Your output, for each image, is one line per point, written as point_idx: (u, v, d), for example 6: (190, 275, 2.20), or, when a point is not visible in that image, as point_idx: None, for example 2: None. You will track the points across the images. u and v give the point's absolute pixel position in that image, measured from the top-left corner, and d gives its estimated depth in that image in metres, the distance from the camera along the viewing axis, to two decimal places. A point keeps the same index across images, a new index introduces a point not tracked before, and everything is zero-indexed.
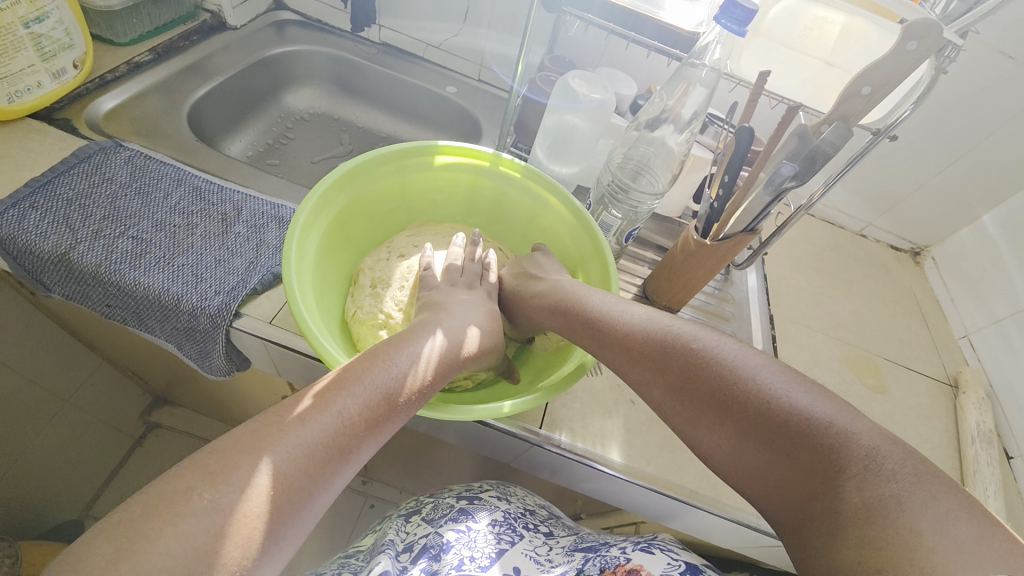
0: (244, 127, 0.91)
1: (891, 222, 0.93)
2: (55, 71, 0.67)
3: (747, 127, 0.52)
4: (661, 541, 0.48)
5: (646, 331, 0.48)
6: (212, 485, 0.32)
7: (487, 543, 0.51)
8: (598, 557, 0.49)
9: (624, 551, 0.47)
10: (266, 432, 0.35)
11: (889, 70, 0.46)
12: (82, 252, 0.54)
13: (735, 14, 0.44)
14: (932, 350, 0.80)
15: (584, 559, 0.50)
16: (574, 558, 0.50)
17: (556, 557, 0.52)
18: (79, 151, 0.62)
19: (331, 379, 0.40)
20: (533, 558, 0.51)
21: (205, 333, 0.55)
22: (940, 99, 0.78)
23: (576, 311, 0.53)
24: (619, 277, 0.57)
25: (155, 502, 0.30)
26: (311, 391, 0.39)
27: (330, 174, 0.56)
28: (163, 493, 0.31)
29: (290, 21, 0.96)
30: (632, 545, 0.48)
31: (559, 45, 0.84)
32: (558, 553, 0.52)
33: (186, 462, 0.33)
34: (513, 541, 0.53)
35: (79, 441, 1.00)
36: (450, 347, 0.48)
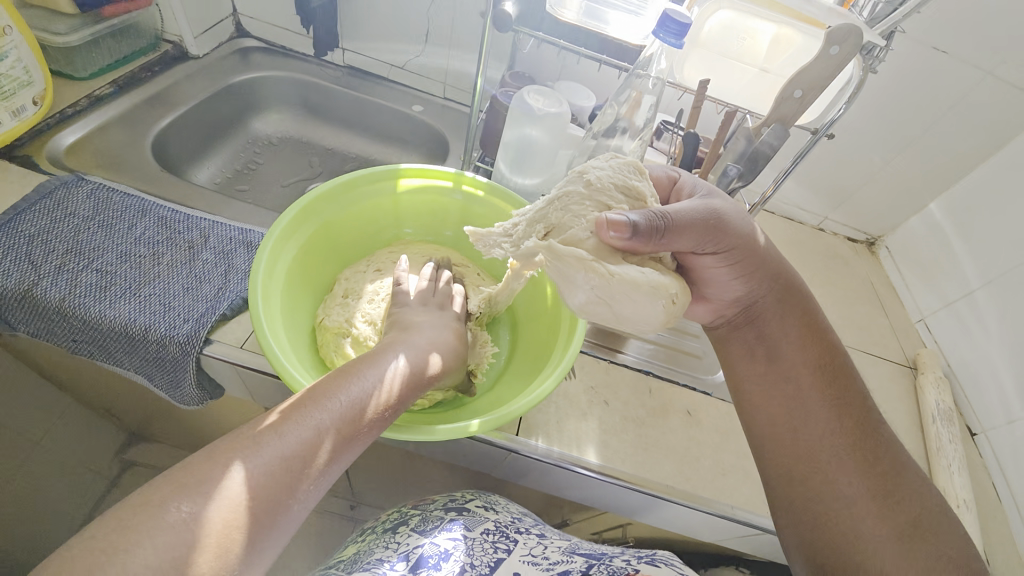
0: (210, 155, 0.91)
1: (846, 215, 0.97)
2: (14, 109, 0.67)
3: (693, 133, 0.59)
4: (661, 557, 0.51)
5: (866, 416, 0.50)
6: (168, 506, 0.32)
7: (484, 553, 0.50)
8: (602, 564, 0.49)
9: (629, 563, 0.49)
10: (271, 428, 0.37)
11: (818, 74, 0.50)
12: (45, 287, 0.53)
13: (670, 28, 0.48)
14: (891, 334, 0.84)
15: (586, 564, 0.50)
16: (574, 559, 0.51)
17: (556, 557, 0.51)
18: (39, 187, 0.61)
19: (331, 379, 0.42)
20: (532, 563, 0.50)
21: (174, 362, 0.55)
22: (879, 97, 0.83)
23: (811, 336, 0.53)
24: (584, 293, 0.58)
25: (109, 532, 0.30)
26: (312, 390, 0.41)
27: (321, 186, 0.58)
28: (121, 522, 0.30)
29: (253, 48, 0.98)
30: (637, 557, 0.51)
31: (518, 62, 0.86)
32: (554, 553, 0.52)
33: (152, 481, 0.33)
34: (509, 547, 0.52)
35: (52, 485, 0.97)
36: (436, 360, 0.50)
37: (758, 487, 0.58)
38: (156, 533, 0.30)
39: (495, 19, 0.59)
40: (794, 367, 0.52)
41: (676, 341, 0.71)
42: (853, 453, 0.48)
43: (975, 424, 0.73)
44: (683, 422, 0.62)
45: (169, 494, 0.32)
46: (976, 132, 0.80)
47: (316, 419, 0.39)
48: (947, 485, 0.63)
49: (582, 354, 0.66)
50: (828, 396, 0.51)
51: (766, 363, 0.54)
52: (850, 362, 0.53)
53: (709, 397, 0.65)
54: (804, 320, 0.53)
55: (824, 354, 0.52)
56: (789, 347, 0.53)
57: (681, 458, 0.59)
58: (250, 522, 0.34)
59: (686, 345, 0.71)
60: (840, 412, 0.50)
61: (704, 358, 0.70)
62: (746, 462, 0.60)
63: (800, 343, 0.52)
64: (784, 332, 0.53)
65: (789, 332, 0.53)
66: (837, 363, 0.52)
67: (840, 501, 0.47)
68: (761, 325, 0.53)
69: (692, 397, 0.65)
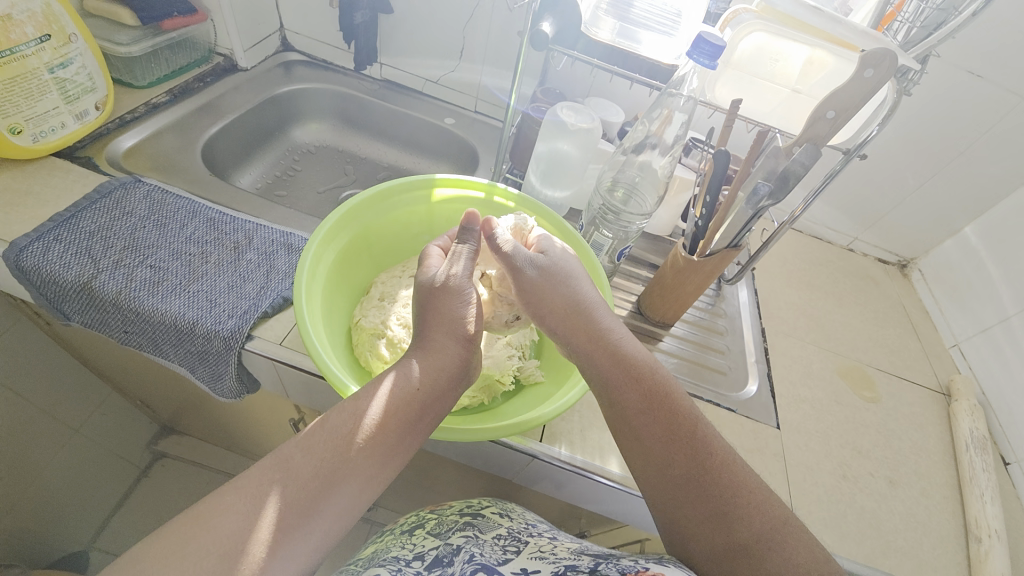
0: (253, 161, 0.95)
1: (876, 236, 0.96)
2: (78, 113, 0.71)
3: (722, 150, 0.56)
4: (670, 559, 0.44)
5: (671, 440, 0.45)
6: (223, 508, 0.36)
7: (496, 551, 0.49)
8: (610, 563, 0.44)
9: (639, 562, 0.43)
10: (266, 489, 0.38)
11: (852, 96, 0.50)
12: (104, 280, 0.57)
13: (705, 49, 0.49)
14: (924, 359, 0.82)
15: (595, 562, 0.45)
16: (582, 558, 0.46)
17: (564, 555, 0.47)
18: (101, 188, 0.66)
19: (365, 394, 0.44)
20: (541, 556, 0.47)
21: (217, 355, 0.57)
22: (911, 119, 0.82)
23: (597, 316, 0.50)
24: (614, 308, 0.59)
25: (174, 533, 0.35)
26: (347, 408, 0.43)
27: (361, 193, 0.61)
28: (184, 526, 0.36)
29: (296, 62, 1.03)
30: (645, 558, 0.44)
31: (550, 78, 0.89)
32: (564, 551, 0.48)
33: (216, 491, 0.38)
34: (520, 544, 0.50)
35: (86, 472, 1.01)
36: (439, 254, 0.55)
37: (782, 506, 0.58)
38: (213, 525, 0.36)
39: (531, 37, 0.60)
40: (582, 352, 0.49)
41: (701, 356, 0.71)
42: (676, 469, 0.44)
43: (1011, 454, 0.71)
44: None
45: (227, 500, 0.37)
46: (1013, 156, 0.79)
47: (313, 464, 0.40)
48: (978, 513, 0.61)
49: None
50: (648, 418, 0.46)
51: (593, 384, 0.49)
52: (667, 376, 0.48)
53: (733, 413, 0.65)
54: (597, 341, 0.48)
55: (603, 334, 0.49)
56: (579, 327, 0.49)
57: None
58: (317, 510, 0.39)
59: (711, 360, 0.71)
60: (634, 399, 0.46)
61: (728, 374, 0.70)
62: (771, 481, 0.59)
63: (590, 319, 0.49)
64: (568, 310, 0.50)
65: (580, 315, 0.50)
66: (597, 346, 0.48)
67: (685, 519, 0.43)
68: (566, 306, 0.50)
69: (716, 412, 0.64)
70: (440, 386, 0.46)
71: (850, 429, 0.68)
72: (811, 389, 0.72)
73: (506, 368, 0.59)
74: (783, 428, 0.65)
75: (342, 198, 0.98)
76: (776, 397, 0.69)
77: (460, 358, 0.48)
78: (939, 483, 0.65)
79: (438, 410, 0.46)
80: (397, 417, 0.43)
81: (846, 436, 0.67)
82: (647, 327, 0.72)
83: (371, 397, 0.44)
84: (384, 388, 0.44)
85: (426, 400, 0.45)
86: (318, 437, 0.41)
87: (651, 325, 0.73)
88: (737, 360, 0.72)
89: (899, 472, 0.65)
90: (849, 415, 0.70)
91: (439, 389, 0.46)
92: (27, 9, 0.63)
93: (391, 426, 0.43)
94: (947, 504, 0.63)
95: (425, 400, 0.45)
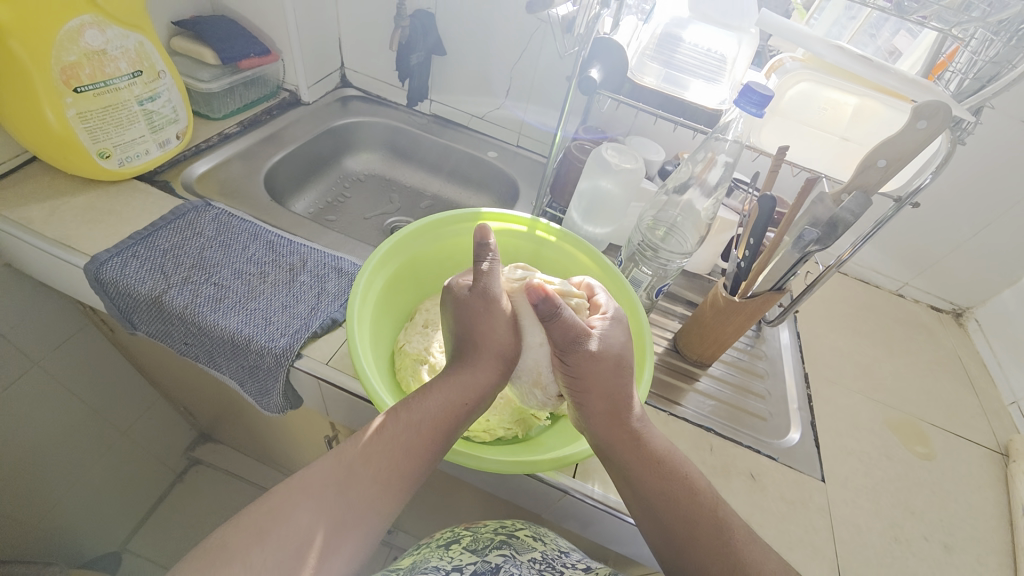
0: (308, 187, 1.01)
1: (928, 282, 0.92)
2: (161, 141, 0.78)
3: (767, 195, 0.57)
4: None
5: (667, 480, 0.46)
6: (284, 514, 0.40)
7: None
8: None
9: None
10: (320, 486, 0.42)
11: (903, 145, 0.51)
12: (173, 295, 0.62)
13: (753, 98, 0.50)
14: (981, 415, 0.77)
15: None
16: None
17: None
18: (176, 210, 0.72)
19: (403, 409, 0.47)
20: None
21: (267, 371, 0.60)
22: (963, 166, 0.81)
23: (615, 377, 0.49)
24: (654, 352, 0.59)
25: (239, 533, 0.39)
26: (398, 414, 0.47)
27: (412, 224, 0.65)
28: (247, 526, 0.39)
29: (353, 96, 1.11)
30: None
31: (592, 116, 0.92)
32: None
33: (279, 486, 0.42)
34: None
35: (129, 473, 1.06)
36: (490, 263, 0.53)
37: (826, 564, 0.55)
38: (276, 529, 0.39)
39: (579, 83, 0.63)
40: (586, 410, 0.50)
41: (740, 399, 0.69)
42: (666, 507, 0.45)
43: None
44: (745, 486, 0.59)
45: (290, 500, 0.41)
46: None
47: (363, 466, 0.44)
48: None
49: (645, 404, 0.65)
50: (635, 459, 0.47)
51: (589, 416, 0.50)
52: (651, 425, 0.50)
53: (775, 461, 0.63)
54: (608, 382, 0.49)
55: (617, 402, 0.49)
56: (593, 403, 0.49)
57: None
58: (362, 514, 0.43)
59: (750, 404, 0.69)
60: (641, 473, 0.47)
61: (769, 420, 0.67)
62: (813, 537, 0.57)
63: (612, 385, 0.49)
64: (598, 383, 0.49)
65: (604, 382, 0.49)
66: (611, 412, 0.49)
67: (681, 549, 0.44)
68: (586, 370, 0.49)
69: (756, 459, 0.62)
70: (472, 393, 0.50)
71: (900, 486, 0.64)
72: (857, 441, 0.68)
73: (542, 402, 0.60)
74: (828, 481, 0.62)
75: (386, 224, 1.02)
76: (820, 447, 0.66)
77: (499, 372, 0.52)
78: (996, 550, 0.60)
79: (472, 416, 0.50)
80: (441, 424, 0.47)
81: (896, 495, 0.63)
82: (683, 366, 0.72)
83: (420, 406, 0.47)
84: (428, 400, 0.48)
85: (462, 409, 0.49)
86: (376, 440, 0.45)
87: (688, 364, 0.72)
88: (778, 405, 0.70)
89: (955, 537, 0.61)
90: (900, 471, 0.66)
91: (480, 401, 0.50)
92: (122, 47, 0.70)
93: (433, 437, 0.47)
94: (1004, 573, 0.58)
95: (469, 408, 0.49)
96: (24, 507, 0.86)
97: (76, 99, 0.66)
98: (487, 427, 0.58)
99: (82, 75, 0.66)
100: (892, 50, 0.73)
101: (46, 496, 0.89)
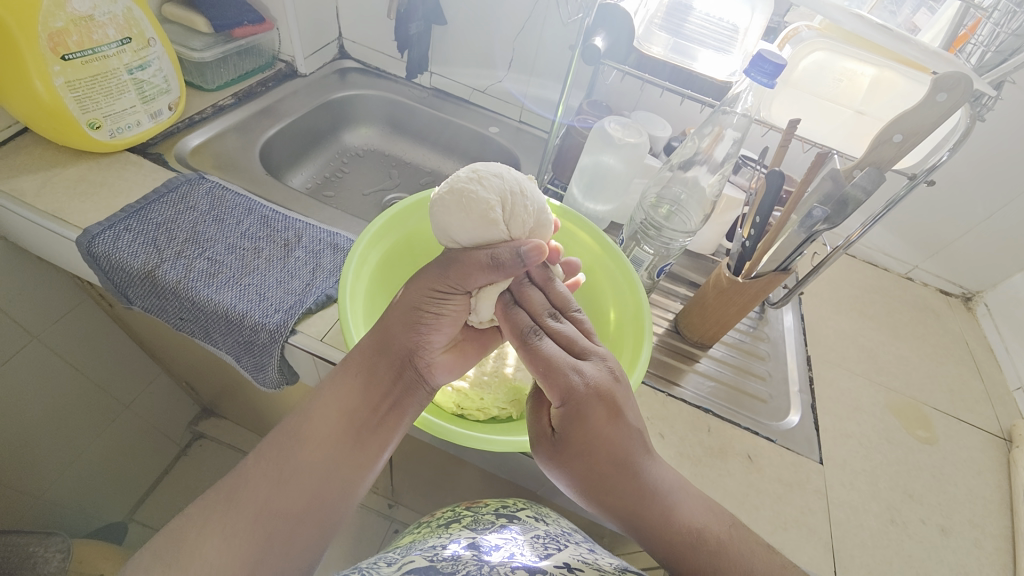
0: (305, 161, 0.99)
1: (939, 265, 0.90)
2: (153, 112, 0.76)
3: (777, 170, 0.55)
4: None
5: (670, 514, 0.44)
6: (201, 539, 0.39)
7: (537, 548, 0.46)
8: None
9: None
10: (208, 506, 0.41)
11: (920, 119, 0.49)
12: (166, 269, 0.61)
13: (764, 68, 0.48)
14: (985, 401, 0.75)
15: None
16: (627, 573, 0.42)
17: (607, 565, 0.44)
18: (169, 183, 0.71)
19: (329, 382, 0.47)
20: (583, 561, 0.44)
21: (262, 347, 0.60)
22: (980, 143, 0.78)
23: (611, 422, 0.42)
24: (651, 346, 0.56)
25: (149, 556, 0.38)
26: (330, 385, 0.46)
27: (407, 199, 0.63)
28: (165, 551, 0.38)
29: (351, 69, 1.08)
30: None
31: (597, 90, 0.89)
32: (607, 563, 0.45)
33: (186, 515, 0.41)
34: (560, 548, 0.47)
35: (132, 447, 1.07)
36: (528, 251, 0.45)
37: (822, 547, 0.54)
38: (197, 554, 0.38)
39: (584, 52, 0.59)
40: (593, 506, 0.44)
41: (740, 380, 0.69)
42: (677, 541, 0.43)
43: None
44: (743, 467, 0.59)
45: (198, 519, 0.40)
46: None
47: (255, 475, 0.42)
48: None
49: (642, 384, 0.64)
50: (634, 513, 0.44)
51: (602, 487, 0.43)
52: (646, 480, 0.44)
53: (774, 443, 0.62)
54: (592, 466, 0.43)
55: (607, 488, 0.43)
56: (581, 474, 0.43)
57: (738, 506, 0.55)
58: (260, 519, 0.40)
59: (750, 386, 0.68)
60: (664, 534, 0.43)
61: (769, 402, 0.67)
62: (809, 519, 0.56)
63: (614, 445, 0.42)
64: (592, 444, 0.42)
65: (592, 431, 0.42)
66: (612, 492, 0.43)
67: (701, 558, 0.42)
68: (586, 422, 0.42)
69: (754, 441, 0.62)
70: (399, 366, 0.46)
71: (900, 471, 0.64)
72: (858, 425, 0.68)
73: None
74: (826, 464, 0.62)
75: (385, 200, 1.01)
76: (819, 430, 0.66)
77: (407, 347, 0.46)
78: (992, 535, 0.60)
79: (405, 386, 0.46)
80: (334, 416, 0.45)
81: (894, 479, 0.63)
82: (684, 347, 0.71)
83: (313, 402, 0.46)
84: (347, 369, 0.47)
85: (358, 399, 0.45)
86: (267, 447, 0.44)
87: (689, 345, 0.71)
88: (779, 387, 0.69)
89: (951, 521, 0.60)
90: (900, 455, 0.66)
91: (392, 383, 0.46)
92: (109, 13, 0.67)
93: (329, 430, 0.44)
94: (1000, 557, 0.58)
95: (368, 390, 0.45)
96: (28, 479, 0.88)
97: (64, 67, 0.64)
98: (484, 406, 0.57)
99: (70, 42, 0.64)
100: (911, 28, 0.70)
101: (49, 468, 0.90)
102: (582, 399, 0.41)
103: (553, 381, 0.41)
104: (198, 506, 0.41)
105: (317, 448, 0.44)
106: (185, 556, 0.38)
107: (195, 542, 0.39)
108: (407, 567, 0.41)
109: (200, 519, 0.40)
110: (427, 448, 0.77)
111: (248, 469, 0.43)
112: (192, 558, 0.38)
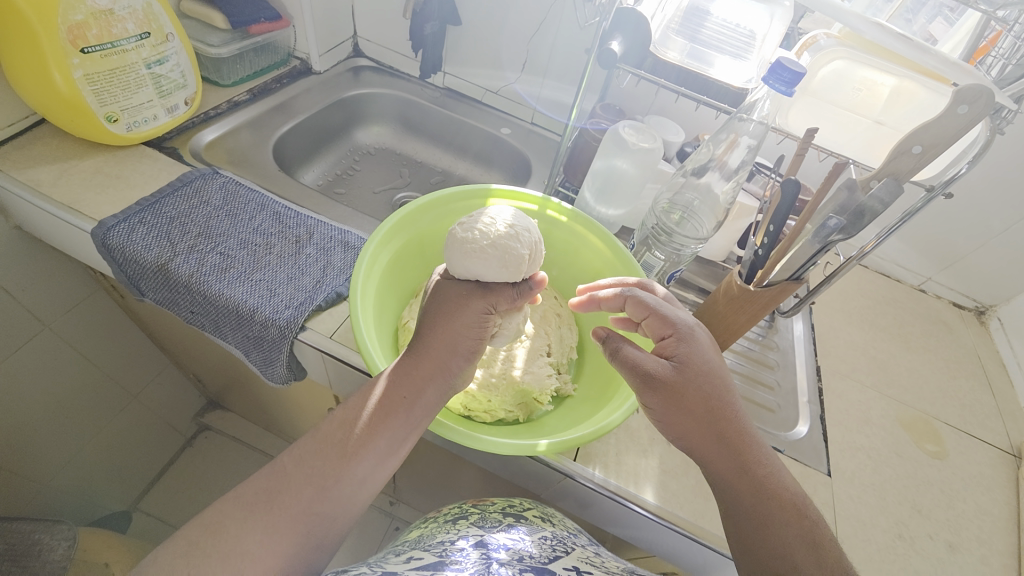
0: (317, 158, 1.00)
1: (952, 278, 0.89)
2: (169, 107, 0.77)
3: (792, 179, 0.54)
4: None
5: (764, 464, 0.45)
6: (226, 536, 0.39)
7: (545, 548, 0.46)
8: None
9: None
10: (251, 500, 0.41)
11: (941, 131, 0.48)
12: (179, 263, 0.61)
13: (783, 76, 0.47)
14: (996, 416, 0.74)
15: None
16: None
17: (615, 570, 0.44)
18: (184, 176, 0.71)
19: (369, 388, 0.47)
20: (591, 564, 0.44)
21: (271, 343, 0.60)
22: (999, 155, 0.77)
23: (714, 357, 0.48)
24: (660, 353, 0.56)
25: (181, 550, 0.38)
26: (366, 392, 0.47)
27: (418, 199, 0.63)
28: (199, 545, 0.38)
29: (365, 67, 1.08)
30: None
31: (610, 93, 0.89)
32: (614, 568, 0.45)
33: (219, 506, 0.40)
34: (567, 551, 0.47)
35: (138, 437, 1.08)
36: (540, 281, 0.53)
37: None
38: (223, 547, 0.38)
39: (599, 55, 0.59)
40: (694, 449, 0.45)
41: (748, 389, 0.68)
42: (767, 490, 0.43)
43: None
44: None
45: (231, 514, 0.40)
46: None
47: (299, 477, 0.42)
48: None
49: None
50: (733, 458, 0.44)
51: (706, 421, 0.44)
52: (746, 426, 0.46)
53: (781, 454, 0.61)
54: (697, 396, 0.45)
55: (713, 426, 0.44)
56: (688, 409, 0.44)
57: None
58: (303, 518, 0.41)
59: (759, 395, 0.68)
60: (753, 483, 0.43)
61: (777, 412, 0.66)
62: None
63: (717, 381, 0.46)
64: (701, 376, 0.45)
65: (702, 360, 0.46)
66: (717, 428, 0.44)
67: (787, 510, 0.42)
68: (698, 353, 0.46)
69: None
70: (440, 379, 0.48)
71: (909, 485, 0.63)
72: (867, 437, 0.67)
73: (545, 387, 0.59)
74: (834, 476, 0.61)
75: (395, 199, 1.01)
76: (827, 441, 0.65)
77: (451, 362, 0.48)
78: (1001, 552, 0.59)
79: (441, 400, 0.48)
80: (377, 423, 0.45)
81: (903, 493, 0.62)
82: None
83: (355, 407, 0.46)
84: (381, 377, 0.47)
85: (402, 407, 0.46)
86: (309, 450, 0.44)
87: None
88: (788, 398, 0.69)
89: (960, 537, 0.60)
90: (909, 469, 0.65)
91: (432, 395, 0.47)
92: (129, 7, 0.68)
93: (371, 437, 0.45)
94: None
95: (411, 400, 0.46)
96: (36, 466, 0.89)
97: (83, 60, 0.65)
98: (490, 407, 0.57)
99: (89, 36, 0.64)
100: (926, 38, 0.69)
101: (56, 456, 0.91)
102: (693, 335, 0.48)
103: (664, 314, 0.48)
104: (232, 499, 0.41)
105: (359, 455, 0.44)
106: (216, 548, 0.38)
107: (235, 536, 0.39)
108: (416, 562, 0.41)
109: (239, 513, 0.40)
110: (431, 448, 0.78)
111: (292, 471, 0.43)
112: (229, 548, 0.38)
